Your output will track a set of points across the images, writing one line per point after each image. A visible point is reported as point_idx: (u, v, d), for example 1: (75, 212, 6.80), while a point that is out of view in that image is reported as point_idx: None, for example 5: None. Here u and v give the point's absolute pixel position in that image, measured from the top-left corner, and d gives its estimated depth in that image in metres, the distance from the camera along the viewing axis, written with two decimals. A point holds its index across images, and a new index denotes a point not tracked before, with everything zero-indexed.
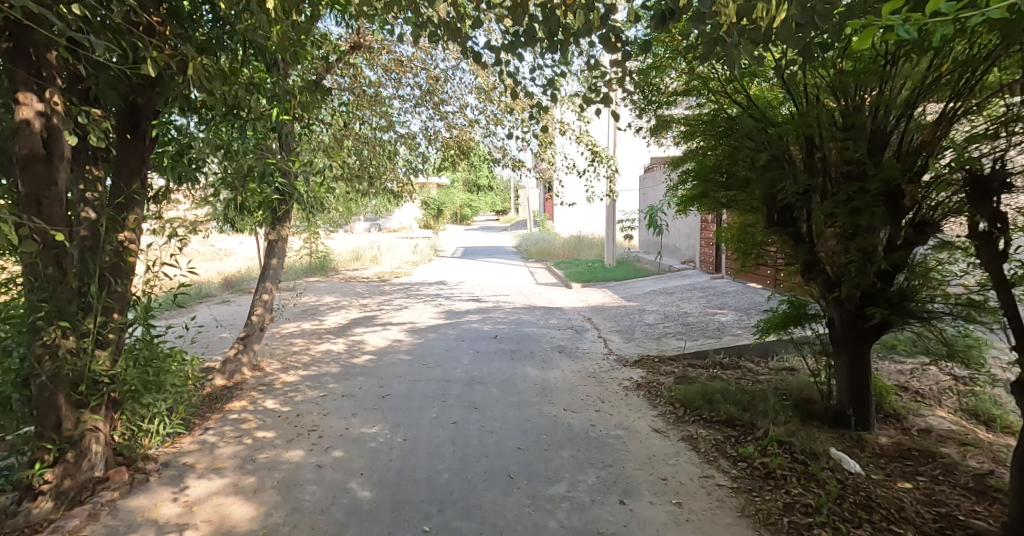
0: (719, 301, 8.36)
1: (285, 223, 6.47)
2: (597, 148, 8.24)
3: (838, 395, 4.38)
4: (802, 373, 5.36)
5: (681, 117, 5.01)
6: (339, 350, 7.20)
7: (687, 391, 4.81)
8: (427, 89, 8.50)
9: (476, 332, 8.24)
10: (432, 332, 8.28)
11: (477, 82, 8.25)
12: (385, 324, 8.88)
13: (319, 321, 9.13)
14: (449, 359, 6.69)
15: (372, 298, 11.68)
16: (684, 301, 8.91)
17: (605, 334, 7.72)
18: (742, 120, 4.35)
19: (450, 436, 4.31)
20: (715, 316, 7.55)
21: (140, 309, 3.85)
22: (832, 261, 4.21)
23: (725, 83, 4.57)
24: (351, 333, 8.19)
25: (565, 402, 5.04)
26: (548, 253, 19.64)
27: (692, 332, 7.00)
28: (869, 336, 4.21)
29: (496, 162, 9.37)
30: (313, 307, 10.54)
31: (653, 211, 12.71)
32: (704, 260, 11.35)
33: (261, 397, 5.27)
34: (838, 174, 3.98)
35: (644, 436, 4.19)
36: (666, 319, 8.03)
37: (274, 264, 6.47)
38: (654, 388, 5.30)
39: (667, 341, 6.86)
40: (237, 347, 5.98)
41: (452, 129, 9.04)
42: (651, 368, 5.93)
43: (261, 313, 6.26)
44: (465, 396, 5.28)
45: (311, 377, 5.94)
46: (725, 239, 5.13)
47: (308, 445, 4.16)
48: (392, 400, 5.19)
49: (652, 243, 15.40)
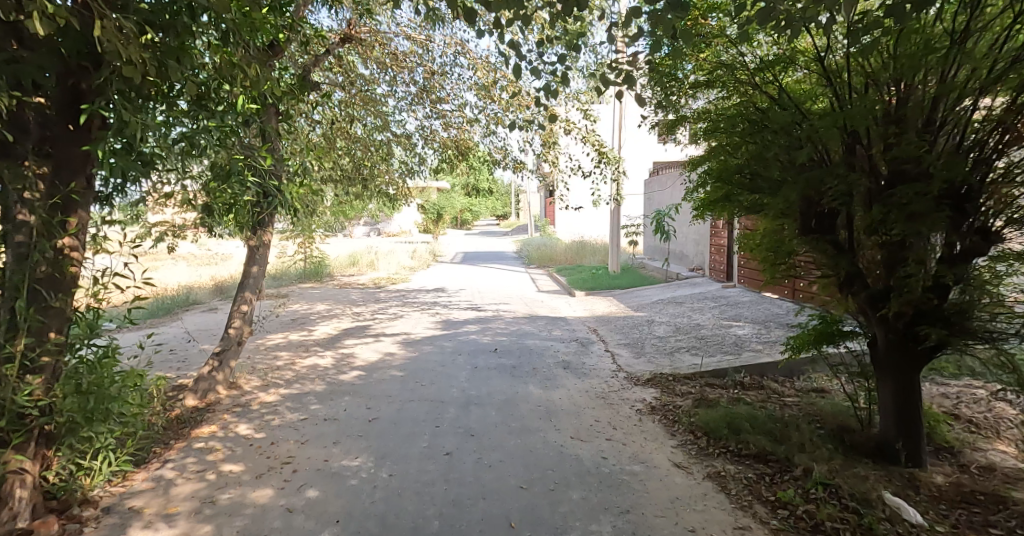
0: (734, 313, 7.84)
1: (267, 228, 5.95)
2: (604, 149, 7.75)
3: (882, 424, 3.87)
4: (833, 396, 4.84)
5: (702, 111, 4.52)
6: (326, 365, 6.67)
7: (709, 418, 4.29)
8: (424, 86, 8.01)
9: (474, 344, 7.71)
10: (428, 344, 7.75)
11: (477, 78, 7.78)
12: (378, 335, 8.36)
13: (308, 331, 8.60)
14: (444, 376, 6.16)
15: (367, 307, 11.17)
16: (695, 312, 8.39)
17: (613, 349, 7.20)
18: (774, 112, 3.85)
19: (442, 472, 3.78)
20: (731, 330, 7.03)
21: (82, 328, 3.33)
22: (876, 274, 3.70)
23: (753, 73, 4.07)
24: (341, 345, 7.68)
25: (572, 429, 4.51)
26: (550, 259, 19.09)
27: (708, 347, 6.47)
28: (918, 359, 3.71)
29: (496, 164, 8.84)
30: (304, 316, 10.04)
31: (660, 214, 12.36)
32: (715, 269, 10.85)
33: (233, 421, 4.74)
34: (887, 174, 3.46)
35: (663, 472, 3.67)
36: (677, 332, 7.51)
37: (255, 272, 5.94)
38: (670, 412, 4.78)
39: (680, 356, 6.35)
40: (211, 364, 5.45)
41: (449, 128, 8.55)
42: (666, 389, 5.41)
43: (239, 326, 5.73)
44: (459, 421, 4.76)
45: (293, 397, 5.41)
46: (750, 247, 4.62)
47: (278, 482, 3.62)
48: (379, 426, 4.66)
49: (658, 250, 14.90)
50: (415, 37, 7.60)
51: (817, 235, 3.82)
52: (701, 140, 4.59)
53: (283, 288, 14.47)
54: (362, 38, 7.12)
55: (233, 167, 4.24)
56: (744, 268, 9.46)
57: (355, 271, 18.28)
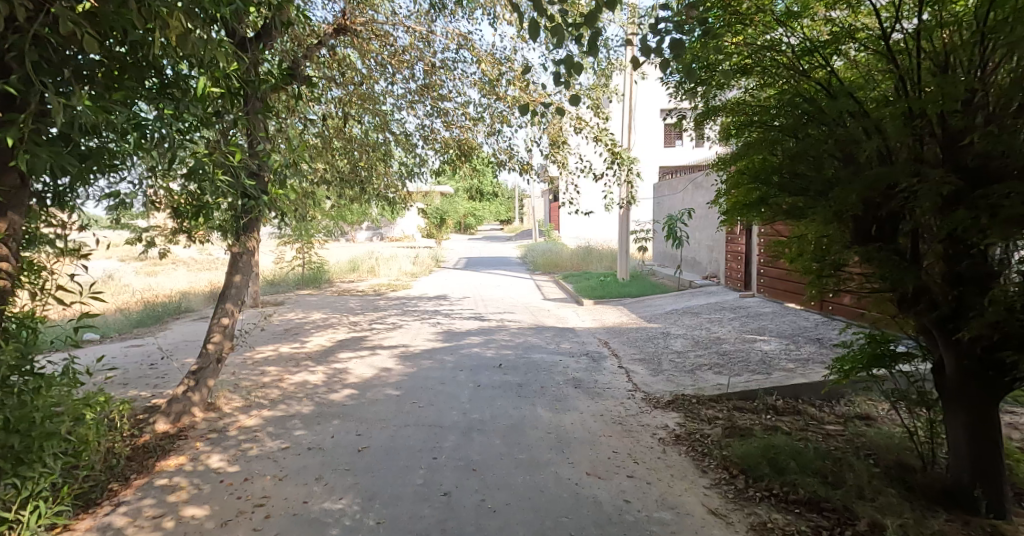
0: (756, 326, 7.30)
1: (252, 233, 5.43)
2: (618, 148, 7.24)
3: (953, 465, 3.36)
4: (881, 425, 4.31)
5: (737, 104, 4.03)
6: (316, 383, 6.13)
7: (745, 451, 3.76)
8: (425, 84, 7.53)
9: (477, 359, 7.17)
10: (427, 359, 7.22)
11: (482, 73, 7.28)
12: (374, 348, 7.82)
13: (301, 343, 8.10)
14: (445, 396, 5.64)
15: (365, 316, 10.64)
16: (714, 325, 7.84)
17: (627, 365, 6.66)
18: (826, 103, 3.35)
19: (439, 518, 3.23)
20: (756, 345, 6.48)
21: (10, 353, 2.81)
22: (947, 289, 3.17)
23: (798, 58, 3.58)
24: (334, 359, 7.14)
25: (587, 462, 3.97)
26: (555, 265, 18.56)
27: (732, 365, 5.94)
28: (998, 390, 3.18)
29: (501, 166, 8.33)
30: (297, 327, 9.50)
31: (671, 219, 11.86)
32: (731, 277, 10.32)
33: (205, 450, 4.21)
34: (967, 172, 2.93)
35: (698, 522, 3.12)
36: (695, 347, 6.97)
37: (237, 281, 5.41)
38: (698, 442, 4.25)
39: (703, 375, 5.80)
40: (187, 384, 4.92)
41: (452, 128, 8.07)
42: (689, 413, 4.88)
43: (219, 341, 5.19)
44: (461, 452, 4.23)
45: (277, 421, 4.87)
46: (789, 257, 4.09)
47: (246, 532, 3.08)
48: (370, 457, 4.12)
49: (669, 256, 14.37)
50: (416, 30, 7.12)
51: (877, 244, 3.29)
52: (733, 137, 4.10)
53: (279, 295, 13.94)
54: (357, 29, 6.65)
55: (201, 167, 3.75)
56: (763, 277, 8.92)
57: (355, 277, 17.79)
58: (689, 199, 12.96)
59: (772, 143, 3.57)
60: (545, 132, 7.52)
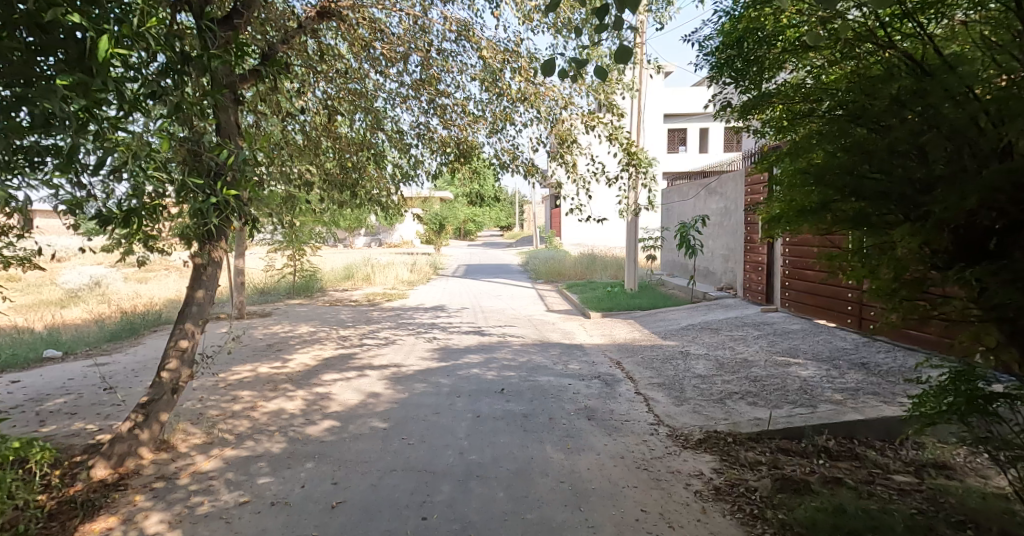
0: (786, 347, 6.57)
1: (218, 242, 4.71)
2: (635, 148, 6.56)
3: None
4: (961, 479, 3.57)
5: (798, 88, 3.35)
6: (293, 413, 5.37)
7: (811, 519, 3.01)
8: (422, 79, 6.87)
9: (477, 383, 6.42)
10: (420, 381, 6.49)
11: (485, 64, 6.60)
12: (363, 369, 7.06)
13: (282, 363, 7.35)
14: (439, 431, 4.90)
15: (355, 330, 9.87)
16: (737, 344, 7.11)
17: (645, 391, 5.92)
18: (928, 81, 2.63)
19: None
20: (790, 370, 5.74)
21: None
22: None
23: (884, 26, 2.90)
24: (317, 383, 6.39)
25: (612, 528, 3.21)
26: (558, 273, 17.85)
27: (768, 394, 5.20)
28: None
29: (503, 168, 7.62)
30: (281, 343, 8.74)
31: (684, 226, 11.17)
32: (749, 289, 9.60)
33: (145, 507, 3.45)
34: None
35: None
36: (721, 370, 6.24)
37: (200, 297, 4.67)
38: (744, 499, 3.50)
39: (735, 406, 5.05)
40: (134, 419, 4.14)
41: (450, 127, 7.38)
42: (727, 457, 4.13)
43: (175, 368, 4.41)
44: (456, 509, 3.47)
45: (239, 465, 4.11)
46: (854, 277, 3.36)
47: None
48: (345, 517, 3.37)
49: (679, 265, 13.68)
50: (410, 13, 6.43)
51: (989, 262, 2.56)
52: (787, 131, 3.44)
53: (267, 306, 13.17)
54: (346, 14, 5.98)
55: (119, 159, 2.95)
56: (788, 290, 8.20)
57: (350, 286, 17.08)
58: (701, 206, 12.28)
59: (838, 133, 2.89)
60: (553, 131, 6.85)
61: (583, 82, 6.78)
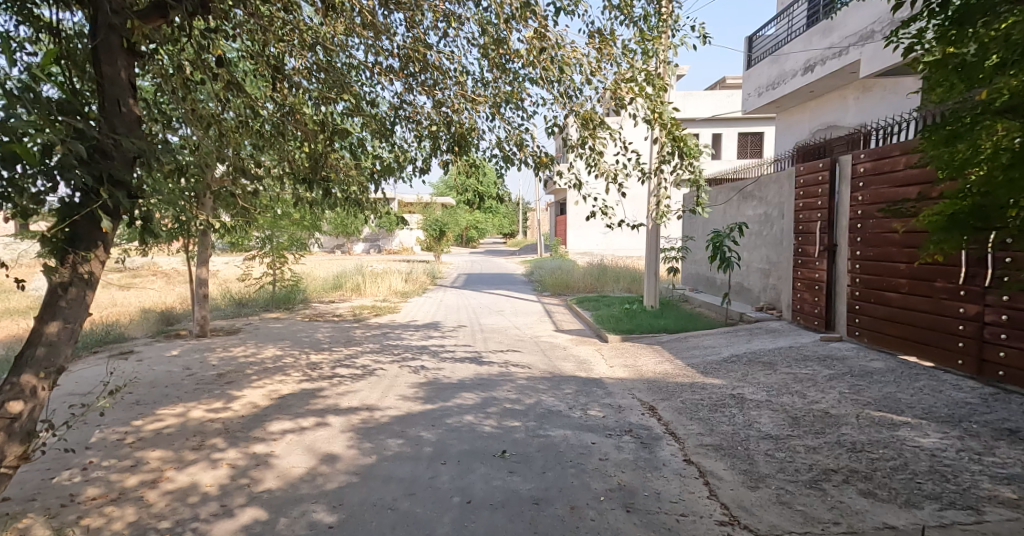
0: (880, 395, 4.97)
1: (82, 249, 3.09)
2: (680, 130, 4.99)
3: None
4: None
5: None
6: (206, 494, 3.78)
7: None
8: (407, 44, 5.37)
9: (470, 439, 4.83)
10: (394, 437, 4.89)
11: (487, 24, 5.11)
12: (324, 414, 5.48)
13: (223, 404, 5.77)
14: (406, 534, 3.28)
15: (329, 355, 8.27)
16: (808, 388, 5.50)
17: (699, 461, 4.30)
18: None
19: None
20: (903, 436, 4.12)
21: None
22: None
23: None
24: (257, 440, 4.79)
25: None
26: (567, 286, 16.26)
27: (892, 477, 3.57)
28: None
29: (507, 161, 6.08)
30: (235, 373, 7.15)
31: (718, 236, 9.58)
32: (802, 312, 7.97)
33: None
34: None
35: None
36: (798, 428, 4.63)
37: (53, 333, 3.09)
38: None
39: (845, 498, 3.43)
40: None
41: (440, 107, 5.85)
42: None
43: None
44: None
45: None
46: None
47: None
48: None
49: (708, 279, 12.05)
50: None
51: None
52: (1008, 67, 2.17)
53: (237, 321, 11.55)
54: None
55: None
56: (861, 316, 6.59)
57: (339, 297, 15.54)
58: (734, 213, 10.71)
59: None
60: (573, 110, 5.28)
61: (610, 47, 5.23)
